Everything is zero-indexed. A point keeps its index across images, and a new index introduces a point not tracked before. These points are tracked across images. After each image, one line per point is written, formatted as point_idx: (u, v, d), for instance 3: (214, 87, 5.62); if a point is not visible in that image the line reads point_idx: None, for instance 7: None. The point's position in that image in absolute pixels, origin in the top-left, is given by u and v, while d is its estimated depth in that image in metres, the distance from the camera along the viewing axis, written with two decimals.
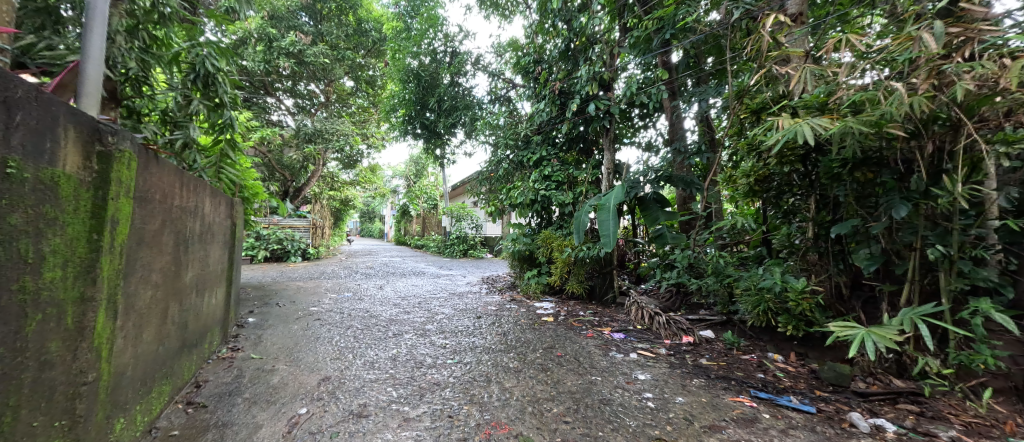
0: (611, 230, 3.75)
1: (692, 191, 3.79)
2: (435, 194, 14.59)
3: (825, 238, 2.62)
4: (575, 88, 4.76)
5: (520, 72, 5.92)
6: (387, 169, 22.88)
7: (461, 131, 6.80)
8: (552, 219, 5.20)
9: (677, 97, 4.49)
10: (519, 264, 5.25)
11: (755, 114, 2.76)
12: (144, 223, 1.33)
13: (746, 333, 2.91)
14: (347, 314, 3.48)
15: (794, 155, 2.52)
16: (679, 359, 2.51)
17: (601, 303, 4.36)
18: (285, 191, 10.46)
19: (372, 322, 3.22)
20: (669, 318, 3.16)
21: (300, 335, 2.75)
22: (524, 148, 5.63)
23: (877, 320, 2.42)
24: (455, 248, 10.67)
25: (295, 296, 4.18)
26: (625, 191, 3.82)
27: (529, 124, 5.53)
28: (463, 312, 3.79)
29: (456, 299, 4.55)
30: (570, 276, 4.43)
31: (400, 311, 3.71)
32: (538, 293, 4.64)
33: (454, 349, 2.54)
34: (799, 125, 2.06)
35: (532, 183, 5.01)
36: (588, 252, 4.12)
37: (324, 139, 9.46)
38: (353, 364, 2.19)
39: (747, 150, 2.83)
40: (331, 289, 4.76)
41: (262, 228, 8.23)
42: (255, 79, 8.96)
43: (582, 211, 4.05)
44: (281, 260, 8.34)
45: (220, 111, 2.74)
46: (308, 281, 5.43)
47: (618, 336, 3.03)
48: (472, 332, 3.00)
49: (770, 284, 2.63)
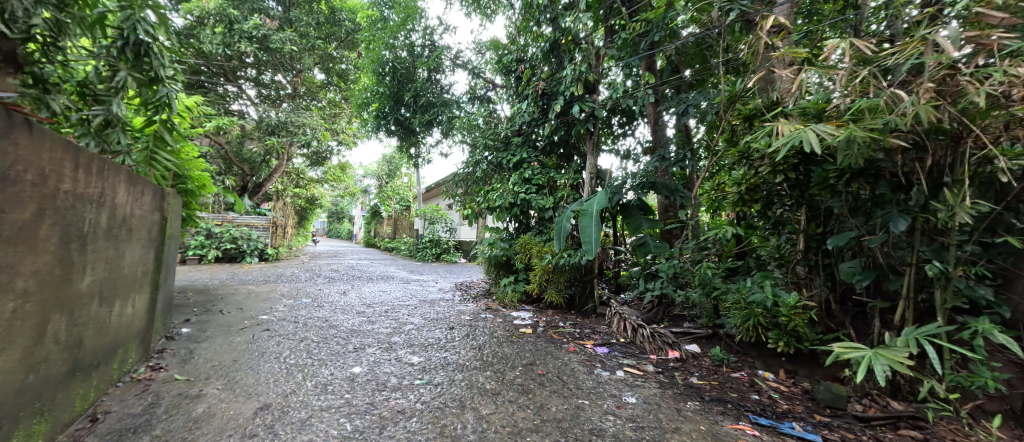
0: (594, 236, 3.58)
1: (677, 199, 3.68)
2: (408, 195, 14.13)
3: (815, 250, 2.52)
4: (559, 89, 4.59)
5: (502, 72, 5.72)
6: (358, 169, 22.11)
7: (437, 129, 6.50)
8: (531, 224, 4.98)
9: (661, 103, 4.41)
10: (495, 270, 5.00)
11: (747, 120, 2.65)
12: (0, 213, 1.01)
13: (734, 348, 2.78)
14: (302, 323, 3.11)
15: (787, 165, 2.40)
16: (668, 378, 2.33)
17: (580, 312, 4.17)
18: (243, 186, 9.74)
19: (330, 333, 2.88)
20: (654, 332, 2.99)
21: (241, 350, 2.38)
22: (504, 150, 5.40)
23: (868, 337, 2.33)
24: (427, 252, 10.29)
25: (244, 302, 3.75)
26: (608, 196, 3.67)
27: (509, 125, 5.31)
28: (434, 322, 3.49)
29: (427, 306, 4.24)
30: (548, 284, 4.22)
31: (364, 321, 3.37)
32: (515, 302, 4.40)
33: (424, 366, 2.25)
34: (803, 132, 1.92)
35: (511, 186, 4.79)
36: (569, 259, 3.92)
37: (289, 132, 8.89)
38: (301, 387, 1.87)
39: (738, 157, 2.71)
40: (287, 294, 4.32)
41: (214, 225, 7.57)
42: (214, 64, 8.29)
43: (562, 216, 3.88)
44: (234, 261, 7.68)
45: (154, 87, 2.37)
46: (262, 285, 4.95)
47: (601, 351, 2.84)
48: (443, 345, 2.71)
49: (761, 298, 2.50)
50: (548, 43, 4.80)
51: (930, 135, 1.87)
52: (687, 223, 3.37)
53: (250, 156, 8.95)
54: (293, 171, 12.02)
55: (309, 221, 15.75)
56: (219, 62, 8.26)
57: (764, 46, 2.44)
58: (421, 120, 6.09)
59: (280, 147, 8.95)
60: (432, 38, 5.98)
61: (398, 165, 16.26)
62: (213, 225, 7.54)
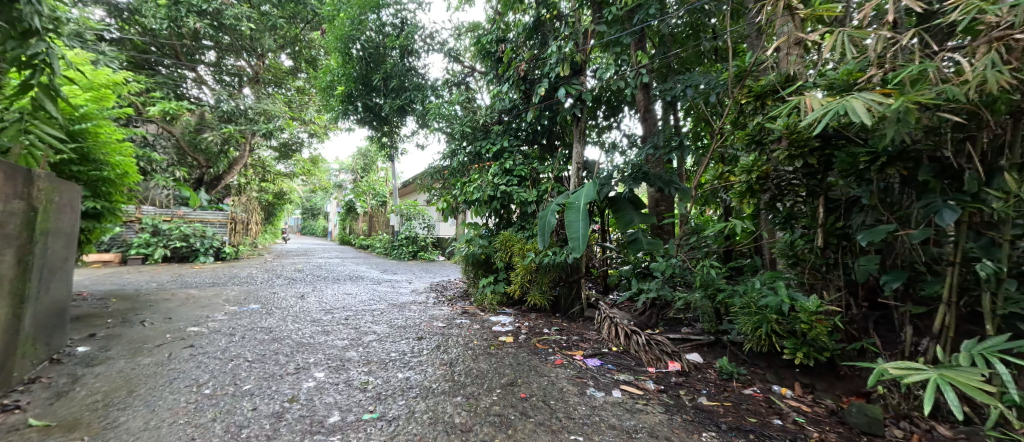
0: (582, 231, 3.21)
1: (671, 191, 3.41)
2: (384, 190, 13.48)
3: (834, 248, 2.21)
4: (544, 70, 4.18)
5: (480, 55, 5.28)
6: (332, 164, 21.17)
7: (411, 117, 6.02)
8: (512, 219, 4.58)
9: (652, 89, 4.12)
10: (473, 270, 4.56)
11: (759, 99, 2.31)
12: None
13: (740, 358, 2.45)
14: (238, 337, 2.61)
15: (808, 148, 2.07)
16: (673, 399, 1.97)
17: (566, 316, 3.81)
18: (199, 179, 8.94)
19: (270, 349, 2.40)
20: (651, 339, 2.64)
21: (144, 376, 1.89)
22: (482, 139, 4.99)
23: (897, 346, 2.03)
24: (404, 250, 9.75)
25: (176, 311, 3.21)
26: (597, 188, 3.33)
27: (489, 111, 4.90)
28: (401, 330, 3.05)
29: (395, 311, 3.78)
30: (531, 285, 3.82)
31: (317, 331, 2.89)
32: (495, 305, 4.00)
33: (378, 393, 1.83)
34: (848, 100, 1.56)
35: (490, 178, 4.38)
36: (554, 258, 3.54)
37: (249, 120, 8.21)
38: (206, 432, 1.41)
39: (747, 141, 2.38)
40: (233, 300, 3.78)
41: (162, 221, 6.89)
42: (161, 41, 7.48)
43: (546, 210, 3.51)
44: (186, 261, 7.00)
45: (28, 41, 1.84)
46: (207, 288, 4.37)
47: (592, 364, 2.46)
48: (408, 362, 2.28)
49: (775, 302, 2.18)
50: (530, 20, 4.40)
51: (991, 109, 1.55)
52: (685, 217, 3.03)
53: (206, 145, 8.20)
54: (258, 163, 11.25)
55: (278, 217, 14.93)
56: (168, 40, 7.51)
57: (783, 7, 2.10)
58: (392, 105, 5.57)
59: (239, 136, 8.26)
60: (404, 14, 5.44)
61: (374, 159, 15.55)
62: (160, 221, 6.86)
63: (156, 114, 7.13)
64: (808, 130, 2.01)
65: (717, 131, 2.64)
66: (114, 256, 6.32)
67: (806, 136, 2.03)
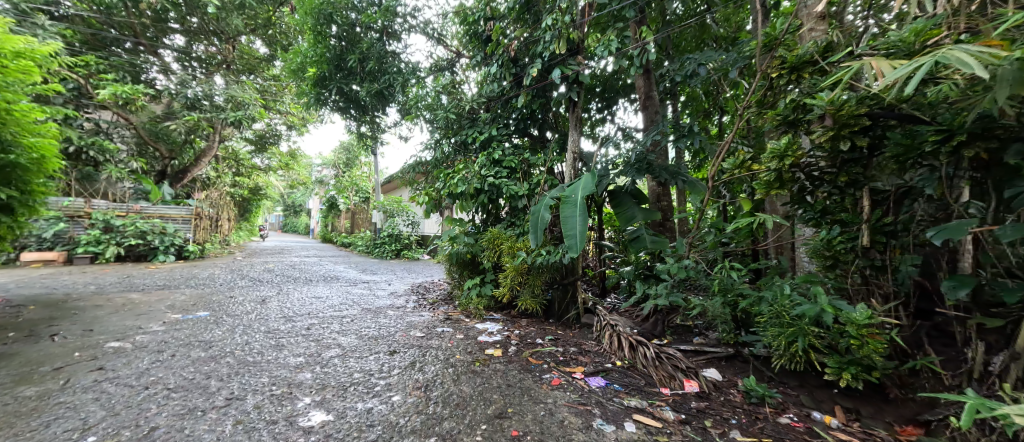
0: (579, 227, 2.85)
1: (679, 183, 3.14)
2: (367, 186, 12.91)
3: (882, 248, 1.86)
4: (536, 50, 3.78)
5: (466, 35, 4.84)
6: (314, 159, 20.40)
7: (391, 105, 5.55)
8: (501, 214, 4.19)
9: (652, 74, 3.86)
10: (457, 270, 4.15)
11: (793, 72, 1.98)
12: None
13: (766, 375, 2.10)
14: (165, 355, 2.15)
15: (855, 128, 1.74)
16: (698, 434, 1.60)
17: (559, 322, 3.42)
18: (162, 171, 8.28)
19: (202, 371, 1.95)
20: (662, 353, 2.27)
21: (12, 418, 1.44)
22: (468, 128, 4.59)
23: (959, 365, 1.69)
24: (386, 248, 9.28)
25: (103, 322, 2.72)
26: (596, 180, 2.98)
27: (475, 97, 4.50)
28: (372, 342, 2.62)
29: (368, 318, 3.35)
30: (522, 287, 3.42)
31: (268, 345, 2.43)
32: (481, 309, 3.58)
33: (325, 437, 1.41)
34: (943, 51, 1.25)
35: (476, 169, 3.98)
36: (547, 258, 3.16)
37: (216, 108, 7.60)
38: None
39: (778, 122, 2.03)
40: (178, 306, 3.30)
41: (115, 216, 6.32)
42: (116, 19, 6.82)
43: (539, 204, 3.13)
44: (144, 260, 6.45)
45: None
46: (154, 291, 3.86)
47: (596, 384, 2.08)
48: (373, 386, 1.87)
49: (814, 313, 1.83)
50: None
51: None
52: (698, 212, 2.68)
53: (169, 134, 7.57)
54: (230, 155, 10.59)
55: (255, 213, 14.25)
56: (124, 18, 6.86)
57: None
58: (370, 90, 5.10)
59: (205, 125, 7.66)
60: None
61: (357, 153, 14.92)
62: (113, 217, 6.28)
63: (108, 98, 6.49)
64: (855, 105, 1.70)
65: (740, 112, 2.28)
66: (57, 254, 5.76)
67: (852, 113, 1.72)
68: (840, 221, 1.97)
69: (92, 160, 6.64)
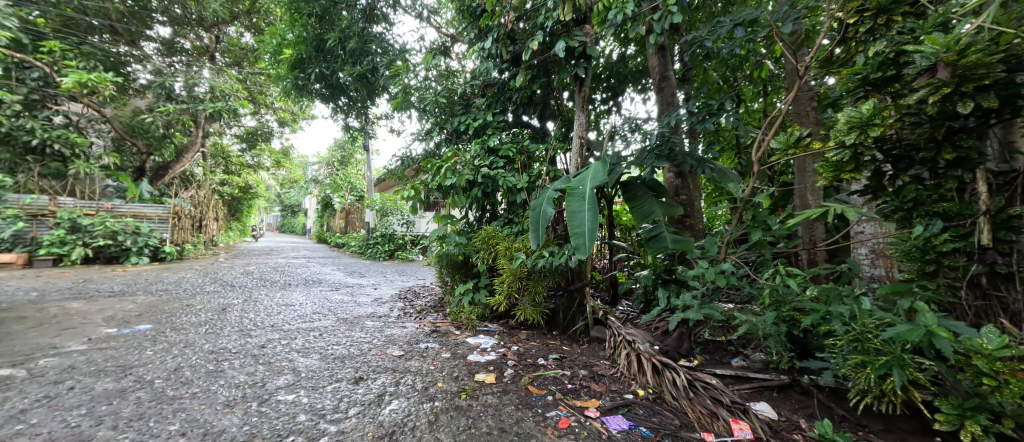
0: (587, 225, 2.37)
1: (704, 171, 2.66)
2: (361, 184, 12.49)
3: (1008, 247, 1.37)
4: (536, 21, 3.32)
5: (458, 12, 4.39)
6: (310, 158, 19.96)
7: (378, 92, 5.09)
8: (498, 210, 3.74)
9: (666, 49, 3.55)
10: (447, 274, 3.68)
11: (880, 15, 1.50)
12: None
13: (837, 414, 1.61)
14: (61, 389, 1.67)
15: (985, 82, 1.25)
16: None
17: (565, 335, 2.94)
18: (140, 168, 7.83)
19: (96, 415, 1.48)
20: (699, 383, 1.79)
21: None
22: (462, 114, 4.13)
23: None
24: (379, 249, 8.83)
25: (13, 340, 2.24)
26: (606, 168, 2.50)
27: (469, 80, 4.07)
28: (336, 364, 2.15)
29: (341, 330, 2.87)
30: (521, 294, 2.93)
31: (204, 369, 1.96)
32: (473, 319, 3.09)
33: None
34: None
35: (468, 159, 3.48)
36: (551, 260, 2.67)
37: (194, 99, 7.17)
38: None
39: (856, 84, 1.54)
40: (118, 318, 2.81)
41: (82, 215, 5.87)
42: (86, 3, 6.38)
43: (540, 198, 2.65)
44: (115, 263, 6.04)
45: None
46: (102, 299, 3.38)
47: (617, 427, 1.60)
48: (318, 436, 1.40)
49: (920, 339, 1.33)
50: None
51: None
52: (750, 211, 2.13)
53: (146, 128, 7.12)
54: (217, 152, 10.17)
55: (247, 213, 13.81)
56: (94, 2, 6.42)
57: None
58: (353, 74, 4.64)
59: (184, 118, 7.23)
60: None
61: (352, 151, 14.51)
62: (81, 216, 5.83)
63: (74, 89, 6.03)
64: (980, 48, 1.24)
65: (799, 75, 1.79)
66: (16, 256, 5.30)
67: (975, 61, 1.24)
68: (940, 213, 1.48)
69: (59, 155, 6.20)
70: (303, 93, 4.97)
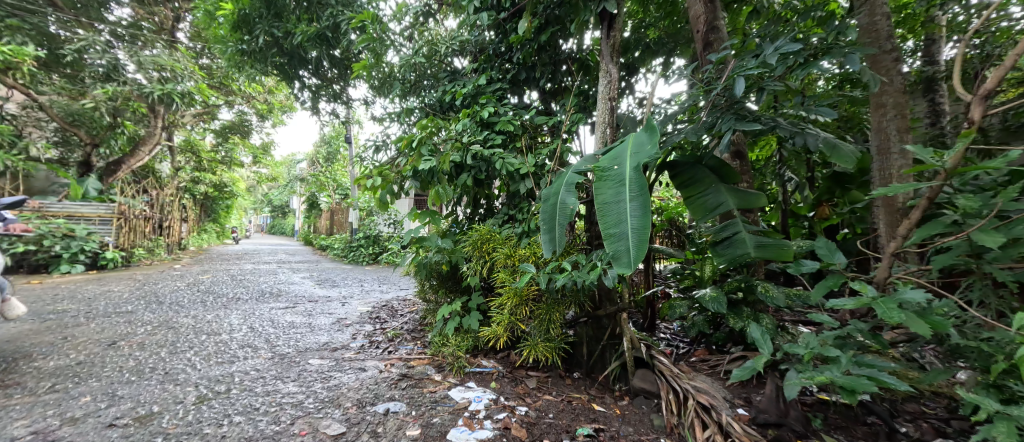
0: (632, 222, 1.48)
1: (802, 141, 1.78)
2: (347, 183, 11.60)
3: None
4: None
5: None
6: (297, 157, 19.02)
7: (349, 64, 4.18)
8: (496, 203, 2.85)
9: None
10: (427, 289, 2.79)
11: None
12: None
13: None
14: None
15: None
16: None
17: (592, 381, 2.04)
18: (87, 162, 6.89)
19: None
20: None
21: None
22: (449, 83, 3.24)
23: None
24: (362, 252, 7.97)
25: None
26: (657, 137, 1.61)
27: (457, 39, 3.19)
28: None
29: (267, 378, 1.96)
30: (528, 321, 2.04)
31: None
32: (461, 357, 2.20)
33: None
34: None
35: (454, 133, 2.58)
36: (575, 277, 1.77)
37: (140, 81, 6.18)
38: None
39: None
40: None
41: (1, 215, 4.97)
42: None
43: (556, 184, 1.76)
44: (41, 272, 5.13)
45: None
46: None
47: None
48: None
49: None
50: None
51: None
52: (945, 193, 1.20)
53: (89, 115, 6.19)
54: (186, 146, 9.24)
55: (225, 214, 12.86)
56: None
57: None
58: (313, 36, 3.71)
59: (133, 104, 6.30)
60: None
61: (339, 148, 13.61)
62: None
63: None
64: None
65: None
66: None
67: None
68: None
69: None
70: (256, 62, 4.05)
